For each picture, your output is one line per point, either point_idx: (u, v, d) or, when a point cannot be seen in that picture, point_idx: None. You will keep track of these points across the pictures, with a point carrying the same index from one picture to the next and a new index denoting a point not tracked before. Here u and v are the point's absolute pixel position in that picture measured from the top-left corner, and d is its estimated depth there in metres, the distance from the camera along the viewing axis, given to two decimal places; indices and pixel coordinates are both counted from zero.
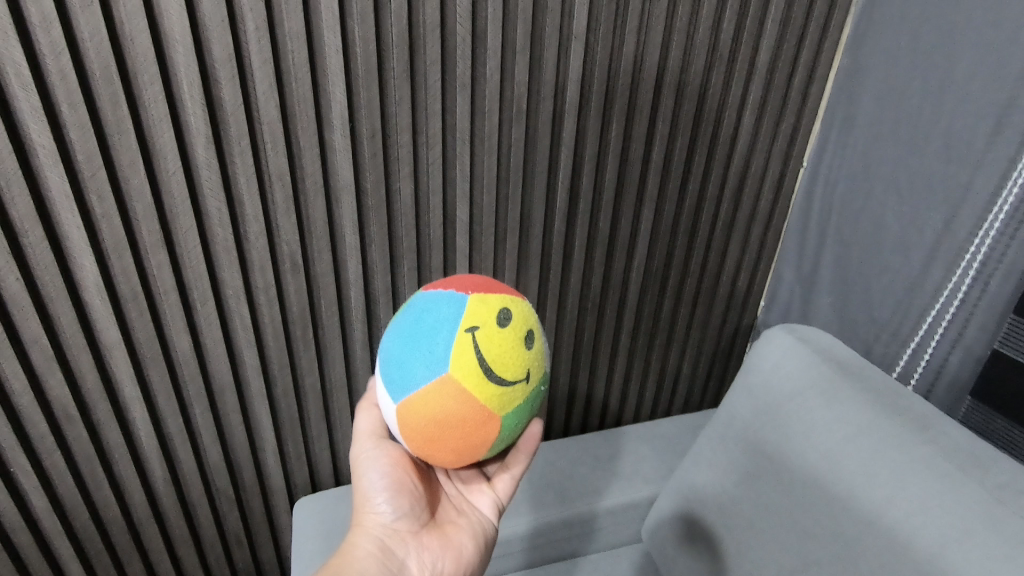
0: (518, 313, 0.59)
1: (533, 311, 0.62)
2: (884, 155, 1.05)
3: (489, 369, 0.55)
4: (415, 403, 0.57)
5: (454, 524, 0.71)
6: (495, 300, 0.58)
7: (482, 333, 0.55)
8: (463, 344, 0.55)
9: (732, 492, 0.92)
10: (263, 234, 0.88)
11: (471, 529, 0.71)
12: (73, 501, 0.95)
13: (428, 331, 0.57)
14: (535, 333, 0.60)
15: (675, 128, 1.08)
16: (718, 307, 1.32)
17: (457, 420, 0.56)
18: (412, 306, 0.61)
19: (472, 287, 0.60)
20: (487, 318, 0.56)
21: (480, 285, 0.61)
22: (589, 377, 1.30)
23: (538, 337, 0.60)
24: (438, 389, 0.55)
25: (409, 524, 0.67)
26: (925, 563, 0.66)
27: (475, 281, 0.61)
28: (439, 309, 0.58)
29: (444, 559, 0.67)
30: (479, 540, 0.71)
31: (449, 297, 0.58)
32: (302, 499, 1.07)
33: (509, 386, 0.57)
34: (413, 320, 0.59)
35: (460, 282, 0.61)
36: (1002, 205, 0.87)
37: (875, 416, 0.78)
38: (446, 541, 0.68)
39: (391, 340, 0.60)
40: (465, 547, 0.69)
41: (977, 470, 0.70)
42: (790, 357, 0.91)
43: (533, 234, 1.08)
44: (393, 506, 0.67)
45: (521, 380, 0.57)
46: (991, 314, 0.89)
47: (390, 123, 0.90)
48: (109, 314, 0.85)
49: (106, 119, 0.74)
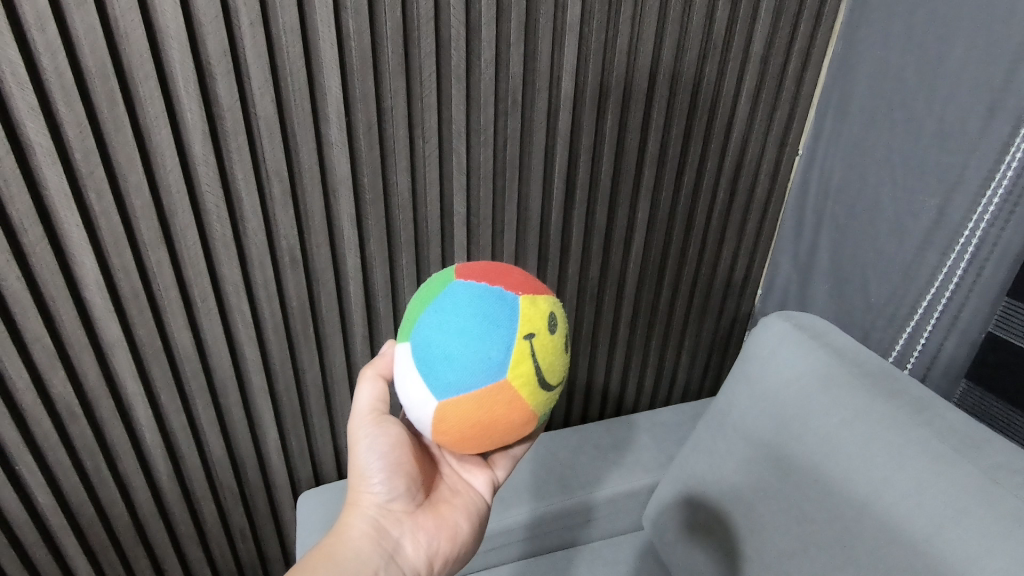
0: (558, 317, 0.61)
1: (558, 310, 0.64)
2: (879, 141, 1.06)
3: (541, 377, 0.57)
4: (463, 405, 0.55)
5: (449, 503, 0.72)
6: (542, 304, 0.59)
7: (539, 342, 0.56)
8: (521, 352, 0.55)
9: (731, 475, 0.93)
10: (261, 229, 0.89)
11: (466, 508, 0.72)
12: (78, 498, 0.96)
13: (489, 336, 0.55)
14: (569, 335, 0.62)
15: (670, 118, 1.08)
16: (715, 295, 1.33)
17: (506, 425, 0.57)
18: (452, 298, 0.58)
19: (518, 287, 0.59)
20: (542, 325, 0.57)
21: (521, 283, 0.60)
22: (588, 368, 1.31)
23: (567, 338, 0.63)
24: (493, 395, 0.55)
25: (404, 504, 0.68)
26: (922, 541, 0.67)
27: (516, 278, 0.60)
28: (492, 309, 0.56)
29: (438, 539, 0.68)
30: (473, 519, 0.72)
31: (501, 298, 0.57)
32: (306, 493, 1.08)
33: (552, 390, 0.59)
34: (465, 317, 0.56)
35: (500, 277, 0.59)
36: (996, 188, 0.87)
37: (873, 400, 0.79)
38: (441, 521, 0.69)
39: (433, 335, 0.56)
40: (460, 526, 0.71)
41: (972, 451, 0.71)
42: (788, 342, 0.92)
43: (531, 226, 1.08)
44: (388, 486, 0.66)
45: (558, 383, 0.60)
46: (986, 297, 0.90)
47: (386, 117, 0.90)
48: (110, 312, 0.86)
49: (103, 116, 0.74)
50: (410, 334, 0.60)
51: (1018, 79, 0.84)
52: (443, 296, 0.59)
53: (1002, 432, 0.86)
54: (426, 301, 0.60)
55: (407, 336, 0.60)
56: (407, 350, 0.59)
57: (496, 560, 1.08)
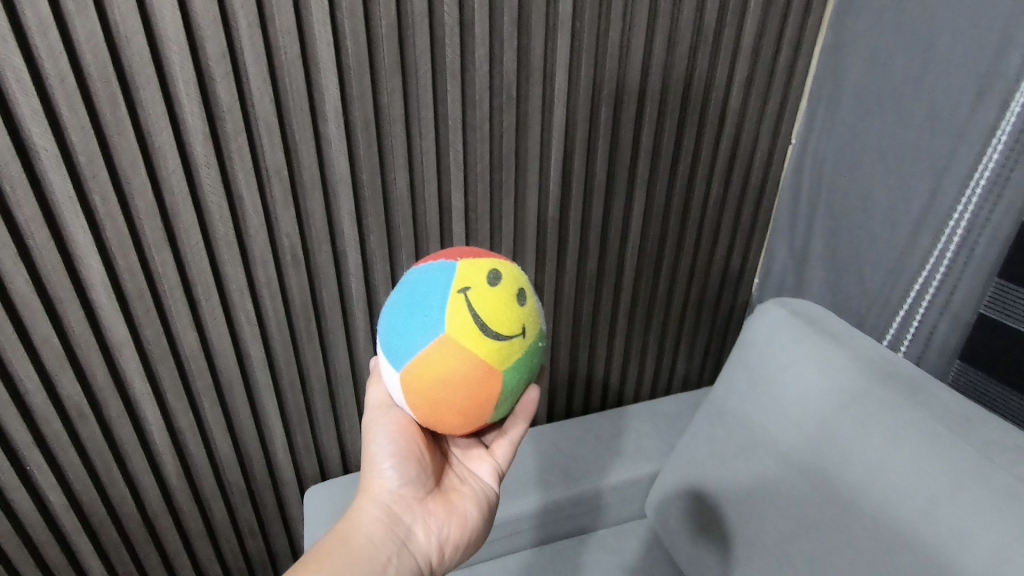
0: (508, 274, 0.62)
1: (523, 273, 0.65)
2: (870, 128, 1.07)
3: (485, 325, 0.57)
4: (417, 367, 0.58)
5: (458, 491, 0.73)
6: (484, 263, 0.61)
7: (474, 292, 0.58)
8: (457, 304, 0.58)
9: (731, 460, 0.95)
10: (263, 229, 0.90)
11: (474, 496, 0.74)
12: (89, 497, 0.98)
13: (421, 297, 0.59)
14: (527, 292, 0.62)
15: (663, 109, 1.10)
16: (712, 284, 1.34)
17: (460, 378, 0.57)
18: (404, 280, 0.64)
19: (462, 256, 0.62)
20: (478, 279, 0.59)
21: (468, 252, 0.63)
22: (588, 359, 1.33)
23: (531, 295, 0.62)
24: (437, 350, 0.57)
25: (414, 491, 0.70)
26: (919, 517, 0.69)
27: (463, 251, 0.64)
28: (431, 276, 0.60)
29: (449, 525, 0.70)
30: (482, 506, 0.73)
31: (438, 265, 0.61)
32: (314, 487, 1.09)
33: (509, 342, 0.58)
34: (407, 289, 0.61)
35: (449, 253, 0.64)
36: (983, 172, 0.89)
37: (866, 382, 0.80)
38: (451, 508, 0.71)
39: (388, 313, 0.63)
40: (469, 513, 0.72)
41: (965, 429, 0.72)
42: (783, 327, 0.93)
43: (528, 219, 1.10)
44: (399, 472, 0.69)
45: (518, 334, 0.59)
46: (978, 279, 0.91)
47: (383, 115, 0.91)
48: (117, 314, 0.87)
49: (106, 120, 0.76)
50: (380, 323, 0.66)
51: (1004, 64, 0.85)
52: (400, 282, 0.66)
53: (992, 411, 0.88)
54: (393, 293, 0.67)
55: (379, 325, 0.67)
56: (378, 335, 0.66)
57: (502, 550, 1.10)
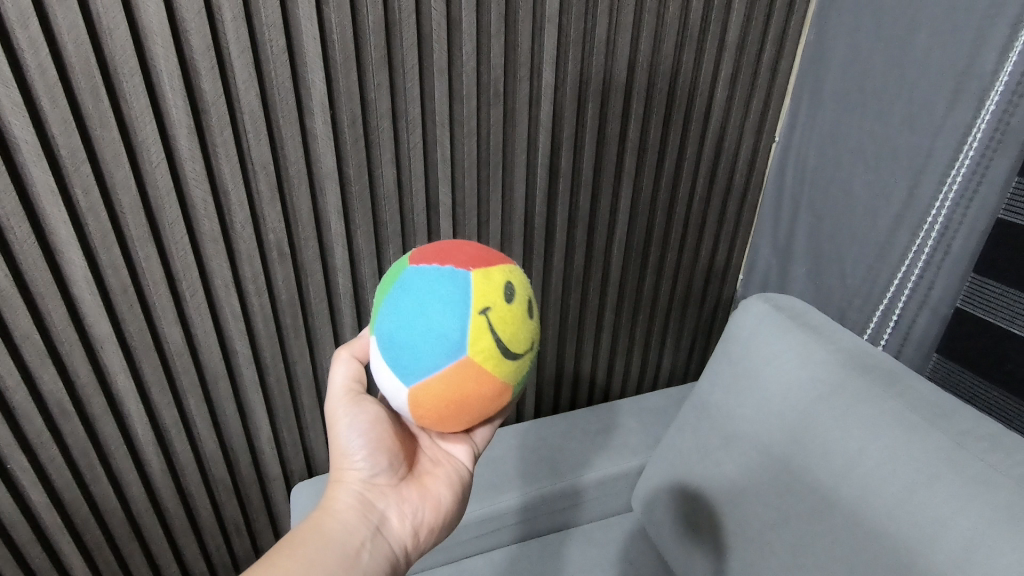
0: (517, 285, 0.61)
1: (520, 275, 0.65)
2: (850, 126, 1.09)
3: (505, 347, 0.58)
4: (432, 387, 0.57)
5: (432, 474, 0.74)
6: (496, 275, 0.59)
7: (495, 314, 0.57)
8: (478, 327, 0.56)
9: (714, 452, 0.96)
10: (249, 224, 0.90)
11: (448, 478, 0.74)
12: (71, 496, 0.97)
13: (440, 316, 0.56)
14: (531, 302, 0.63)
15: (649, 106, 1.11)
16: (697, 280, 1.36)
17: (477, 398, 0.59)
18: (405, 283, 0.60)
19: (471, 264, 0.60)
20: (496, 297, 0.58)
21: (474, 258, 0.61)
22: (575, 355, 1.33)
23: (532, 303, 0.63)
24: (456, 372, 0.57)
25: (387, 479, 0.70)
26: (896, 504, 0.70)
27: (469, 255, 0.61)
28: (445, 289, 0.57)
29: (423, 509, 0.71)
30: (455, 488, 0.74)
31: (452, 278, 0.58)
32: (301, 485, 1.07)
33: (520, 359, 0.60)
34: (415, 302, 0.58)
35: (453, 256, 0.61)
36: (959, 168, 0.91)
37: (845, 373, 0.82)
38: (425, 492, 0.72)
39: (391, 322, 0.58)
40: (443, 496, 0.73)
41: (942, 419, 0.74)
42: (767, 321, 0.95)
43: (515, 216, 1.10)
44: (371, 461, 0.69)
45: (527, 349, 0.61)
46: (954, 274, 0.93)
47: (370, 110, 0.91)
48: (99, 309, 0.86)
49: (88, 113, 0.75)
50: (373, 325, 0.62)
51: (980, 62, 0.87)
52: (398, 282, 0.61)
53: (970, 403, 0.90)
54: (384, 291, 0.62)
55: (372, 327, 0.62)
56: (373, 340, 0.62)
57: (490, 544, 1.10)
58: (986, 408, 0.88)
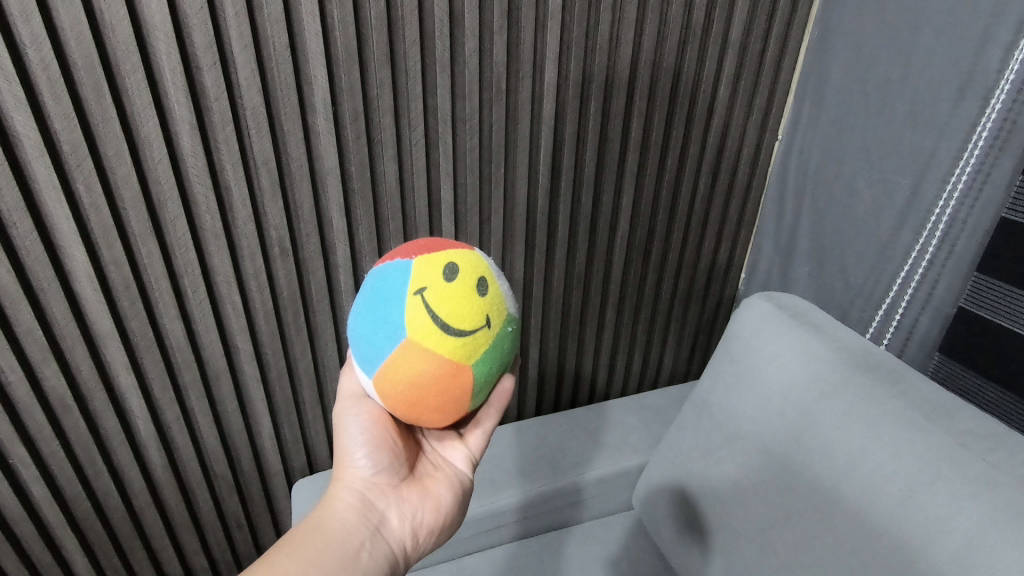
0: (466, 264, 0.60)
1: (484, 258, 0.63)
2: (854, 125, 1.08)
3: (446, 324, 0.56)
4: (387, 373, 0.58)
5: (432, 476, 0.74)
6: (439, 257, 0.59)
7: (431, 292, 0.57)
8: (415, 306, 0.57)
9: (716, 452, 0.96)
10: (250, 220, 0.90)
11: (449, 481, 0.74)
12: (73, 491, 0.97)
13: (380, 304, 0.59)
14: (489, 280, 0.60)
15: (652, 104, 1.10)
16: (699, 278, 1.35)
17: (430, 379, 0.57)
18: (367, 285, 0.64)
19: (417, 253, 0.61)
20: (433, 276, 0.57)
21: (423, 247, 0.62)
22: (576, 353, 1.33)
23: (493, 281, 0.61)
24: (404, 356, 0.57)
25: (388, 478, 0.70)
26: (897, 504, 0.70)
27: (420, 245, 0.62)
28: (390, 278, 0.60)
29: (423, 511, 0.70)
30: (457, 491, 0.74)
31: (396, 266, 0.60)
32: (300, 482, 1.07)
33: (473, 337, 0.58)
34: (367, 298, 0.61)
35: (406, 250, 0.63)
36: (964, 167, 0.91)
37: (847, 373, 0.82)
38: (425, 493, 0.71)
39: (354, 321, 0.62)
40: (444, 497, 0.72)
41: (944, 418, 0.74)
42: (769, 320, 0.94)
43: (517, 213, 1.10)
44: (372, 461, 0.69)
45: (482, 326, 0.58)
46: (958, 273, 0.93)
47: (372, 106, 0.91)
48: (101, 304, 0.86)
49: (91, 109, 0.75)
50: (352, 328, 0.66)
51: (985, 61, 0.86)
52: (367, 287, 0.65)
53: (974, 403, 0.90)
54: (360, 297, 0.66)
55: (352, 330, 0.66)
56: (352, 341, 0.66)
57: (490, 541, 1.10)
58: (990, 409, 0.88)
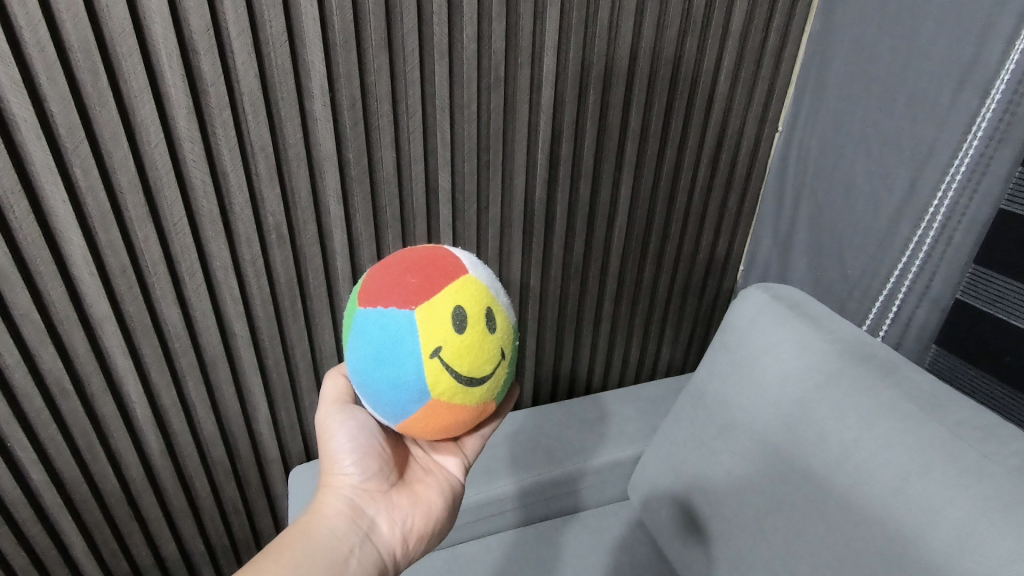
0: (471, 304, 0.57)
1: (481, 282, 0.60)
2: (854, 116, 1.08)
3: (468, 375, 0.57)
4: (413, 421, 0.59)
5: (424, 482, 0.74)
6: (444, 306, 0.56)
7: (449, 351, 0.55)
8: (434, 369, 0.55)
9: (711, 441, 0.96)
10: (247, 206, 0.90)
11: (440, 486, 0.75)
12: (71, 473, 0.98)
13: (391, 366, 0.56)
14: (493, 311, 0.59)
15: (651, 94, 1.10)
16: (698, 270, 1.35)
17: (454, 418, 0.60)
18: (360, 329, 0.58)
19: (414, 298, 0.56)
20: (446, 333, 0.55)
21: (418, 287, 0.57)
22: (574, 344, 1.33)
23: (497, 310, 0.60)
24: (429, 410, 0.58)
25: (378, 484, 0.70)
26: (889, 493, 0.71)
27: (412, 284, 0.57)
28: (394, 335, 0.56)
29: (414, 516, 0.71)
30: (447, 496, 0.74)
31: (399, 321, 0.56)
32: (297, 468, 1.12)
33: (491, 375, 0.59)
34: (370, 354, 0.57)
35: (399, 291, 0.57)
36: (962, 159, 0.90)
37: (842, 364, 0.82)
38: (416, 499, 0.72)
39: (358, 370, 0.59)
40: (434, 502, 0.73)
41: (938, 409, 0.74)
42: (765, 310, 0.94)
43: (515, 202, 1.10)
44: (361, 467, 0.69)
45: (498, 361, 0.59)
46: (956, 265, 0.93)
47: (370, 93, 0.91)
48: (99, 289, 0.86)
49: (87, 92, 0.75)
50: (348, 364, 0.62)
51: (986, 51, 0.86)
52: (356, 326, 0.59)
53: (958, 388, 0.92)
54: (349, 332, 0.61)
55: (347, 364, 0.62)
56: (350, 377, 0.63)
57: (486, 529, 1.11)
58: (975, 392, 0.90)
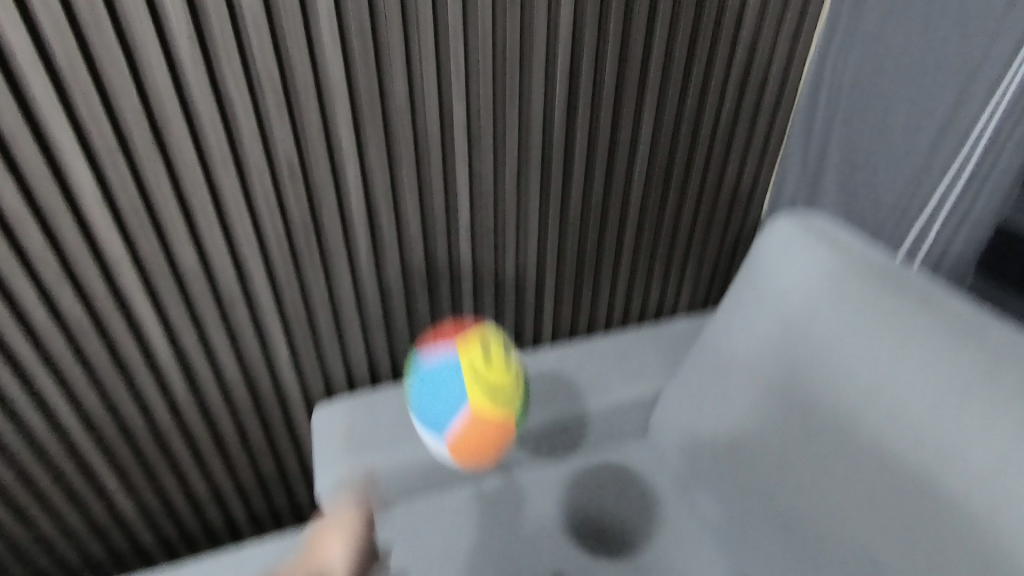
0: (493, 347, 0.84)
1: (501, 333, 0.88)
2: (895, 34, 1.02)
3: (494, 387, 0.80)
4: (458, 444, 0.81)
5: None
6: (475, 342, 0.83)
7: (480, 375, 0.80)
8: (471, 386, 0.80)
9: (737, 377, 0.94)
10: (257, 141, 0.87)
11: None
12: (99, 414, 1.00)
13: (437, 381, 0.82)
14: (510, 351, 0.86)
15: (676, 13, 1.03)
16: (721, 206, 1.30)
17: (481, 413, 0.80)
18: (418, 376, 0.85)
19: (456, 339, 0.84)
20: (477, 358, 0.82)
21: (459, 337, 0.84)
22: (593, 282, 1.31)
23: (512, 353, 0.87)
24: (469, 428, 0.80)
25: None
26: (925, 426, 0.72)
27: (455, 334, 0.85)
28: (443, 365, 0.82)
29: None
30: None
31: (445, 359, 0.82)
32: (318, 407, 1.12)
33: (514, 392, 0.82)
34: (422, 380, 0.84)
35: (446, 344, 0.84)
36: (1015, 73, 0.88)
37: (875, 294, 0.80)
38: None
39: (416, 395, 0.85)
40: None
41: (978, 337, 0.71)
42: (794, 242, 0.91)
43: (533, 134, 1.05)
44: None
45: (516, 379, 0.84)
46: (999, 185, 0.93)
47: (378, 15, 0.86)
48: (112, 231, 0.85)
49: (84, 19, 0.72)
50: (412, 405, 0.87)
51: None
52: (415, 381, 0.86)
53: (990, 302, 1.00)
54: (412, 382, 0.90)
55: (412, 410, 0.87)
56: (413, 416, 0.87)
57: (507, 465, 1.11)
58: (1001, 306, 0.99)
